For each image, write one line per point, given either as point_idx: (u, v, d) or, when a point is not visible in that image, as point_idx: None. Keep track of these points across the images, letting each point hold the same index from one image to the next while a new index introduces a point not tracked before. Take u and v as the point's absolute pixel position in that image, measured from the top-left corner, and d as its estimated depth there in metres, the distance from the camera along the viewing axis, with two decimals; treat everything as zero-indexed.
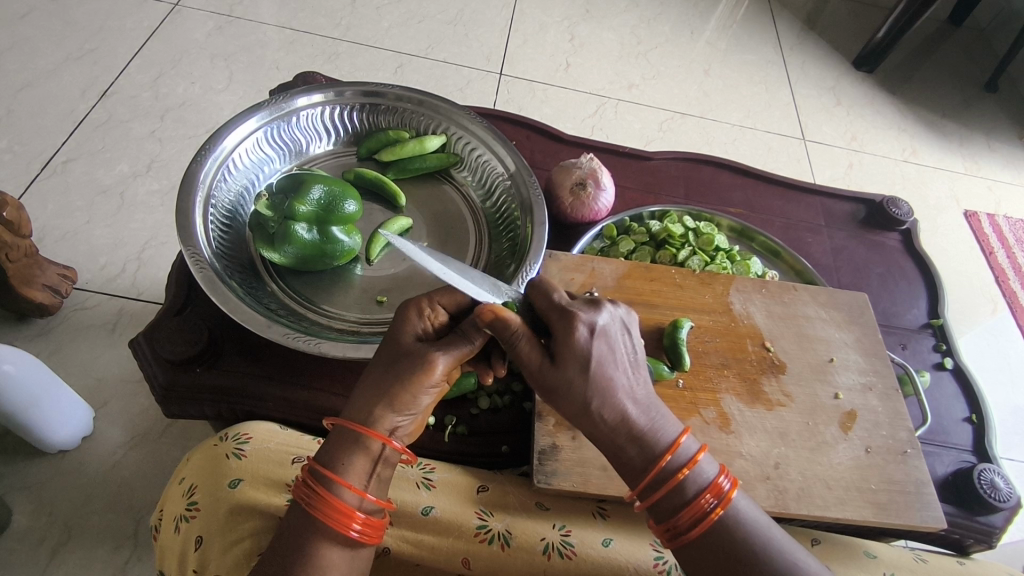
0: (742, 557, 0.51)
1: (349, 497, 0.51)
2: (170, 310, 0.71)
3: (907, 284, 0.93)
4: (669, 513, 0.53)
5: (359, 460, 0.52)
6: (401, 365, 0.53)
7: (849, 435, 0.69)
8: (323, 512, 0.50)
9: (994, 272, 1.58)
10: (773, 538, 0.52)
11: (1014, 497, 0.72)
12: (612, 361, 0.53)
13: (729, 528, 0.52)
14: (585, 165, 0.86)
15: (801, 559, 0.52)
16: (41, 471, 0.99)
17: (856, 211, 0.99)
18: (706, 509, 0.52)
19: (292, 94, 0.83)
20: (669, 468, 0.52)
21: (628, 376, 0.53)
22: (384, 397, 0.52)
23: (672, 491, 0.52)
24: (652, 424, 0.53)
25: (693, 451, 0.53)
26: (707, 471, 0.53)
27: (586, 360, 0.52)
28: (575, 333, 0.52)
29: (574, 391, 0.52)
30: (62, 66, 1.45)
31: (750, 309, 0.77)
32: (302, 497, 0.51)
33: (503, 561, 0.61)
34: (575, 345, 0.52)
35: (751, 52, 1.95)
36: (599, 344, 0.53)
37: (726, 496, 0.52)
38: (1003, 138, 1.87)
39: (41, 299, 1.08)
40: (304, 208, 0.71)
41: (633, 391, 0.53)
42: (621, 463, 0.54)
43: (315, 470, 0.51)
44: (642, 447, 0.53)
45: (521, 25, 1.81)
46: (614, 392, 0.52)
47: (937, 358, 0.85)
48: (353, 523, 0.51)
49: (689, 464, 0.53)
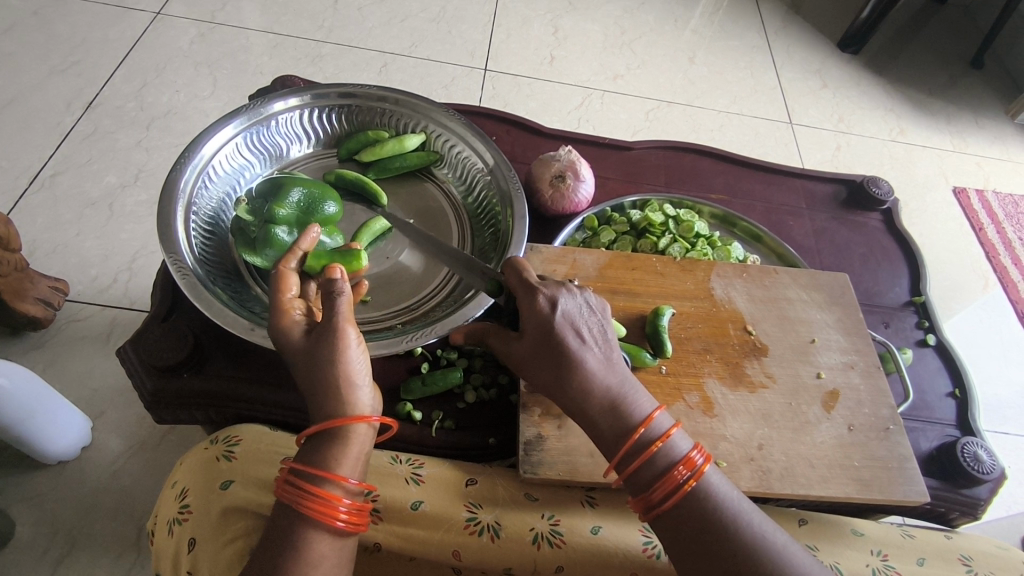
0: (713, 527, 0.51)
1: (331, 488, 0.52)
2: (155, 318, 0.72)
3: (889, 263, 0.93)
4: (645, 484, 0.54)
5: (336, 449, 0.53)
6: (314, 356, 0.54)
7: (832, 414, 0.70)
8: (310, 508, 0.51)
9: (984, 248, 1.59)
10: (743, 510, 0.53)
11: (996, 469, 0.72)
12: (576, 335, 0.57)
13: (702, 499, 0.53)
14: (564, 157, 0.86)
15: (772, 534, 0.52)
16: (41, 483, 1.00)
17: (838, 192, 1.00)
18: (679, 481, 0.53)
19: (269, 99, 0.83)
20: (642, 439, 0.55)
21: (596, 351, 0.57)
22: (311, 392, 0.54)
23: (646, 463, 0.54)
24: (625, 394, 0.56)
25: (666, 427, 0.56)
26: (680, 446, 0.55)
27: (549, 328, 0.57)
28: (538, 304, 0.57)
29: (543, 358, 0.57)
30: (47, 80, 1.45)
31: (732, 294, 0.78)
32: (288, 497, 0.52)
33: (492, 551, 0.63)
34: (538, 316, 0.57)
35: (735, 38, 1.95)
36: (562, 314, 0.57)
37: (700, 469, 0.53)
38: (990, 113, 1.88)
39: (34, 313, 1.09)
40: (284, 211, 0.72)
41: (605, 362, 0.57)
42: (596, 434, 0.56)
43: (296, 471, 0.52)
44: (616, 419, 0.55)
45: (505, 20, 1.81)
46: (581, 359, 0.56)
47: (920, 335, 0.86)
48: (339, 509, 0.52)
49: (662, 437, 0.55)
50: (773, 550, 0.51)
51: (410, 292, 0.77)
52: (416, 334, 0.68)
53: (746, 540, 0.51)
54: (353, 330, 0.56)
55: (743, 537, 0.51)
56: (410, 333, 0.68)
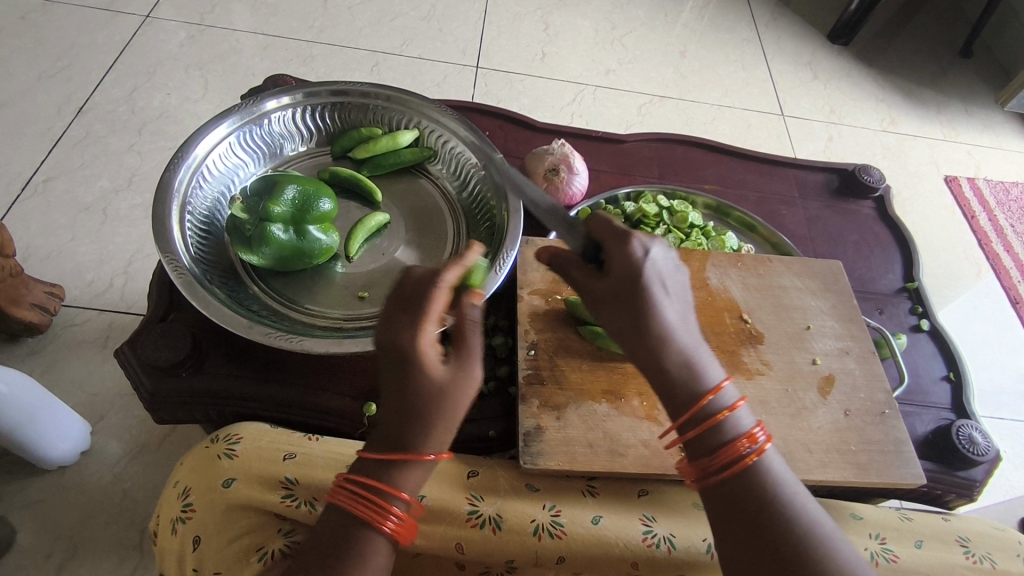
0: (764, 503, 0.52)
1: (387, 500, 0.52)
2: (153, 318, 0.72)
3: (882, 250, 0.94)
4: (705, 451, 0.54)
5: (402, 466, 0.52)
6: (447, 390, 0.51)
7: (828, 400, 0.71)
8: (364, 515, 0.52)
9: (976, 236, 1.60)
10: (797, 493, 0.53)
11: (992, 451, 0.73)
12: (660, 288, 0.55)
13: (759, 474, 0.53)
14: (557, 151, 0.87)
15: (822, 520, 0.52)
16: (41, 488, 1.00)
17: (830, 181, 1.00)
18: (742, 453, 0.53)
19: (261, 97, 0.83)
20: (711, 405, 0.54)
21: (676, 305, 0.56)
22: (422, 415, 0.51)
23: (712, 430, 0.54)
24: (700, 356, 0.55)
25: (735, 400, 0.55)
26: (744, 422, 0.55)
27: (636, 274, 0.55)
28: (631, 250, 0.56)
29: (624, 304, 0.55)
30: (37, 85, 1.44)
31: (727, 283, 0.78)
32: (343, 501, 0.53)
33: (494, 543, 0.63)
34: (630, 262, 0.55)
35: (726, 32, 1.95)
36: (652, 263, 0.56)
37: (763, 446, 0.54)
38: (979, 102, 1.89)
39: (30, 319, 1.09)
40: (279, 209, 0.72)
41: (683, 317, 0.56)
42: (665, 388, 0.55)
43: (355, 480, 0.52)
44: (690, 378, 0.54)
45: (495, 17, 1.81)
46: (661, 307, 0.55)
47: (914, 320, 0.87)
48: (388, 517, 0.52)
49: (729, 408, 0.54)
50: (822, 535, 0.51)
51: None
52: None
53: (795, 521, 0.51)
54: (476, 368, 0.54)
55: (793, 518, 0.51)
56: None
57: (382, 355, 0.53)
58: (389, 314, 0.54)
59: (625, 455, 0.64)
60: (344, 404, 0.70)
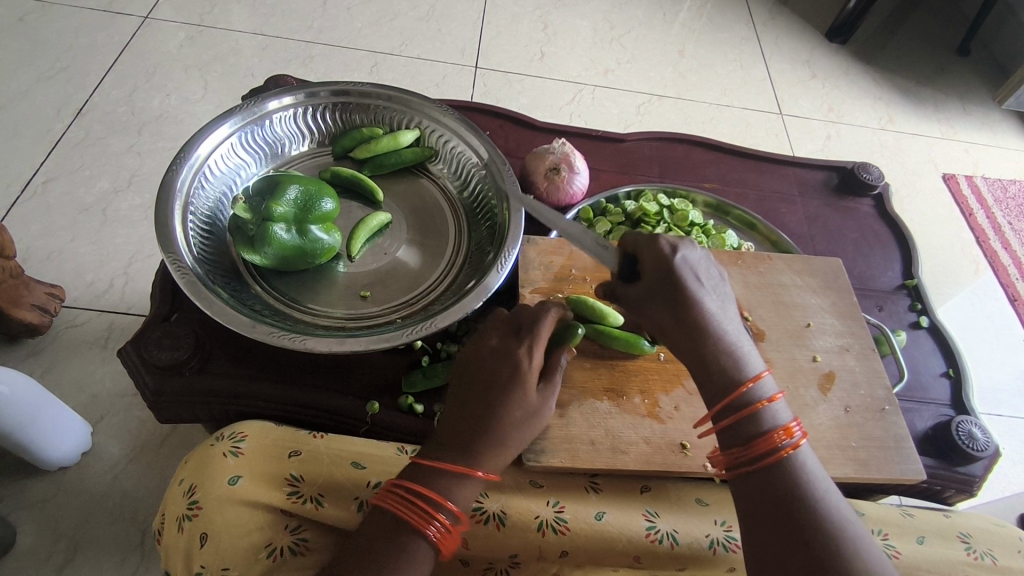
0: (792, 497, 0.52)
1: (434, 508, 0.57)
2: (156, 318, 0.72)
3: (881, 248, 0.94)
4: (739, 440, 0.56)
5: (452, 476, 0.58)
6: (530, 416, 0.61)
7: (828, 397, 0.71)
8: (411, 520, 0.56)
9: (974, 234, 1.61)
10: (829, 492, 0.53)
11: (991, 446, 0.73)
12: (696, 283, 0.59)
13: (792, 467, 0.54)
14: (558, 149, 0.87)
15: (855, 523, 0.52)
16: (43, 489, 1.00)
17: (829, 179, 1.01)
18: (777, 445, 0.54)
19: (263, 98, 0.83)
20: (748, 395, 0.57)
21: (714, 300, 0.60)
22: (504, 432, 0.59)
23: (748, 420, 0.56)
24: (739, 349, 0.59)
25: (773, 394, 0.57)
26: (781, 416, 0.57)
27: (669, 269, 0.59)
28: (661, 248, 0.60)
29: (662, 299, 0.59)
30: (36, 86, 1.44)
31: (727, 281, 0.78)
32: (392, 504, 0.57)
33: (498, 539, 0.63)
34: (661, 260, 0.60)
35: (724, 31, 1.96)
36: (682, 258, 0.60)
37: (798, 441, 0.55)
38: (976, 100, 1.89)
39: (31, 320, 1.09)
40: (281, 209, 0.72)
41: (721, 308, 0.60)
42: (705, 379, 0.58)
43: (406, 486, 0.57)
44: (728, 368, 0.58)
45: (494, 17, 1.81)
46: (699, 299, 0.59)
47: (913, 317, 0.87)
48: (432, 522, 0.56)
49: (766, 401, 0.56)
50: (850, 536, 0.51)
51: (409, 288, 0.78)
52: (418, 326, 0.68)
53: (825, 518, 0.51)
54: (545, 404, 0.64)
55: (822, 515, 0.52)
56: (411, 326, 0.68)
57: (481, 369, 0.62)
58: (501, 338, 0.63)
59: (628, 452, 0.65)
60: (348, 402, 0.70)
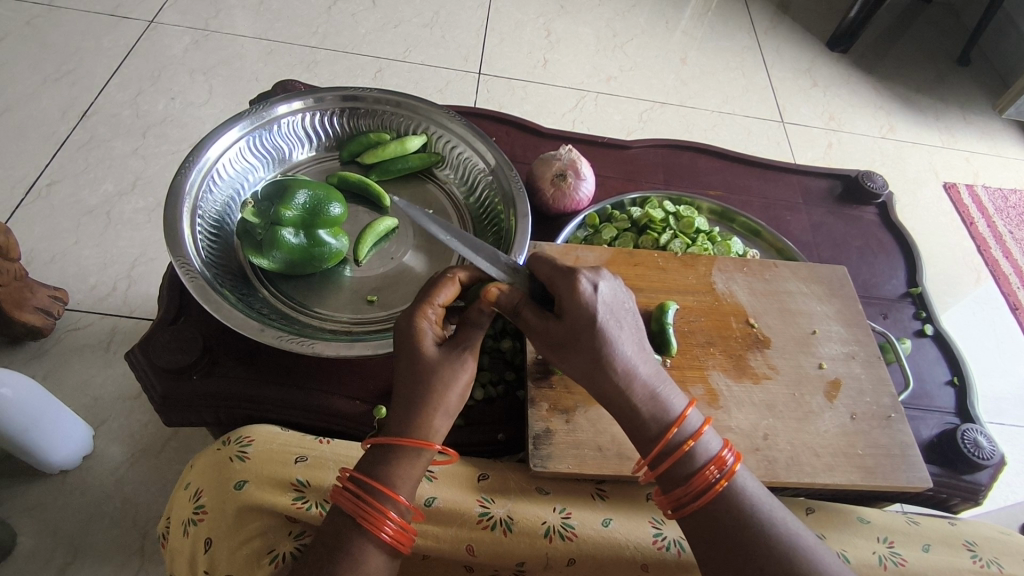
0: (741, 527, 0.52)
1: (386, 501, 0.54)
2: (163, 321, 0.72)
3: (886, 256, 0.95)
4: (677, 483, 0.55)
5: (397, 464, 0.55)
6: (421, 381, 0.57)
7: (834, 404, 0.71)
8: (364, 515, 0.53)
9: (975, 242, 1.61)
10: (775, 514, 0.53)
11: (996, 454, 0.74)
12: (615, 326, 0.56)
13: (732, 497, 0.54)
14: (565, 156, 0.87)
15: (803, 536, 0.53)
16: (43, 492, 0.99)
17: (833, 187, 1.01)
18: (711, 480, 0.54)
19: (271, 102, 0.83)
20: (674, 438, 0.55)
21: (632, 344, 0.56)
22: (439, 401, 0.57)
23: (678, 462, 0.55)
24: (660, 391, 0.56)
25: (698, 424, 0.56)
26: (711, 445, 0.56)
27: (591, 316, 0.55)
28: (580, 290, 0.56)
29: (583, 342, 0.55)
30: (41, 89, 1.45)
31: (733, 287, 0.79)
32: (347, 502, 0.54)
33: (505, 545, 0.63)
34: (580, 301, 0.56)
35: (726, 38, 1.97)
36: (603, 300, 0.56)
37: (731, 470, 0.54)
38: (977, 109, 1.90)
39: (34, 322, 1.09)
40: (290, 213, 0.72)
41: (638, 350, 0.56)
42: (635, 430, 0.56)
43: (358, 480, 0.55)
44: (655, 412, 0.55)
45: (497, 24, 1.82)
46: (620, 347, 0.55)
47: (917, 325, 0.88)
48: (386, 521, 0.54)
49: (693, 436, 0.55)
50: (804, 550, 0.51)
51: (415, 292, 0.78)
52: None
53: (778, 543, 0.51)
54: (472, 364, 0.59)
55: (773, 545, 0.51)
56: None
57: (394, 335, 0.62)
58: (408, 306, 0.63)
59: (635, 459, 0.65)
60: (355, 408, 0.70)
